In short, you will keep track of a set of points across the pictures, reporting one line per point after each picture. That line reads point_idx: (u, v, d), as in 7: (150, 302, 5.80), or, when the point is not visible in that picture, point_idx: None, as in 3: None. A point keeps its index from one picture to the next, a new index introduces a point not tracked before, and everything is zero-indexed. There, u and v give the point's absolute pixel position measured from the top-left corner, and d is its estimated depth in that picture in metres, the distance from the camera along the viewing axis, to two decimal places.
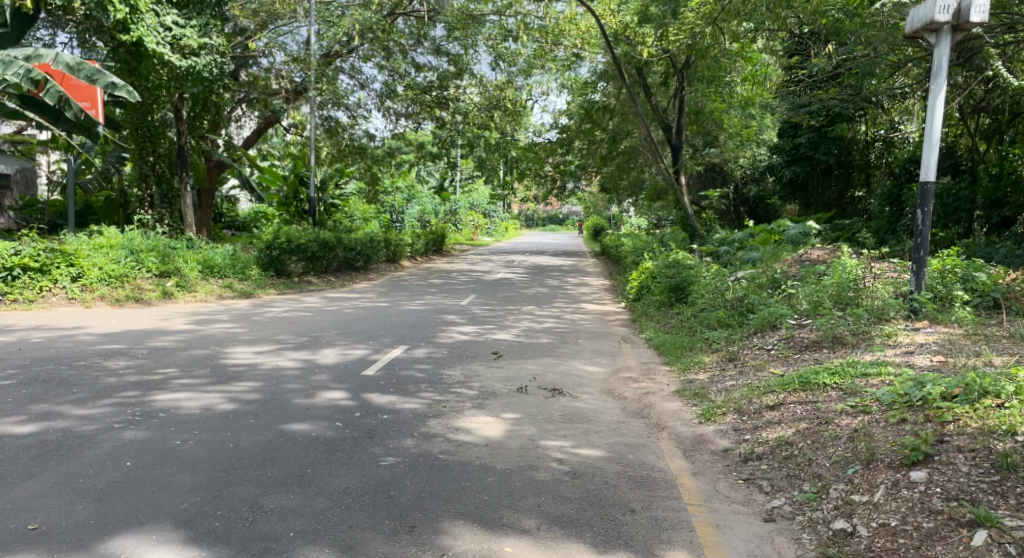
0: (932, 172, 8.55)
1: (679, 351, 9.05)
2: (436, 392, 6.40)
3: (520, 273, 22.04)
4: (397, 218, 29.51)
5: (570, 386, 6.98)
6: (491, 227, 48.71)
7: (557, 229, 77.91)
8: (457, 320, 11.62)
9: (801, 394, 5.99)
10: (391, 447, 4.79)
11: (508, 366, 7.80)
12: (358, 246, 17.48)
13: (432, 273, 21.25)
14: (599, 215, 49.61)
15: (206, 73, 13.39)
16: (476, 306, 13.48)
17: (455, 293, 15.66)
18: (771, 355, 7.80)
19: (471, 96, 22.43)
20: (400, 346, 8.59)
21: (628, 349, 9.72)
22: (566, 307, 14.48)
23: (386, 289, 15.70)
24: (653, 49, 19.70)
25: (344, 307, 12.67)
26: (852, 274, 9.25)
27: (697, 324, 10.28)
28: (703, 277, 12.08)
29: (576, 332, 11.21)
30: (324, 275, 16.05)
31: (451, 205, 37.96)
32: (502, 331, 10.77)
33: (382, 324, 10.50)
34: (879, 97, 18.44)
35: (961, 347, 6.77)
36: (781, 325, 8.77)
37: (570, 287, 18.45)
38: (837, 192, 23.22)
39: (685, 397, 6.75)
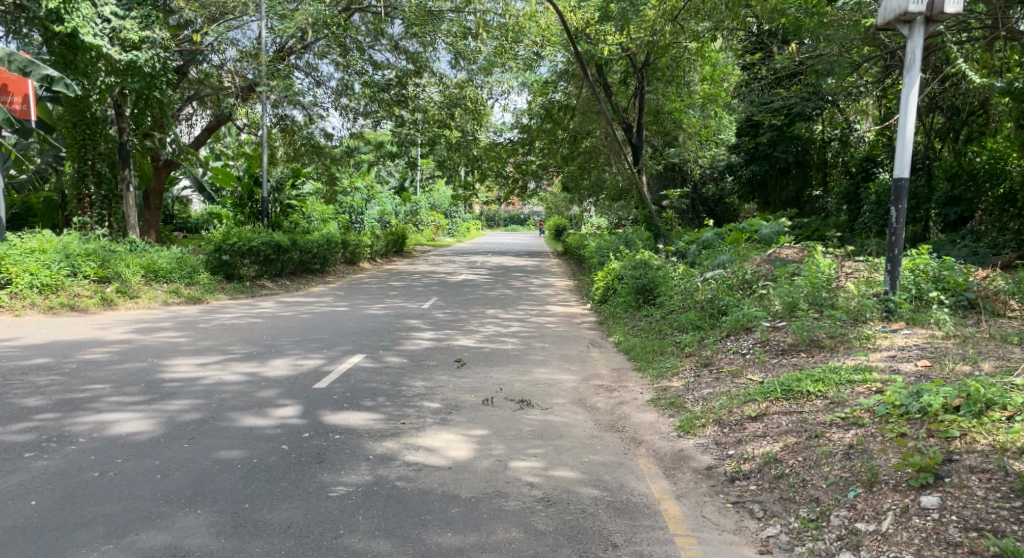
0: (905, 169, 8.28)
1: (650, 357, 8.68)
2: (394, 406, 5.89)
3: (483, 274, 21.57)
4: (356, 219, 28.85)
5: (540, 396, 6.54)
6: (452, 228, 48.20)
7: (518, 229, 77.76)
8: (419, 324, 11.12)
9: (784, 404, 5.64)
10: (341, 474, 4.28)
11: (473, 375, 7.32)
12: (314, 248, 16.84)
13: (392, 275, 20.67)
14: (561, 214, 49.46)
15: (149, 69, 12.68)
16: (438, 310, 12.98)
17: (417, 295, 15.14)
18: (747, 359, 7.46)
19: (431, 95, 21.94)
20: (358, 354, 8.06)
21: (597, 354, 9.32)
22: (530, 309, 14.07)
23: (344, 292, 15.13)
24: (614, 47, 19.40)
25: (300, 311, 12.06)
26: (826, 273, 8.91)
27: (667, 327, 9.93)
28: (672, 278, 11.80)
29: (543, 336, 10.78)
30: (279, 279, 15.39)
31: (411, 205, 37.37)
32: (466, 336, 10.29)
33: (339, 330, 9.95)
34: (836, 95, 18.54)
35: (943, 350, 6.50)
36: (755, 328, 8.45)
37: (534, 289, 18.07)
38: (794, 191, 22.98)
39: (661, 406, 6.35)
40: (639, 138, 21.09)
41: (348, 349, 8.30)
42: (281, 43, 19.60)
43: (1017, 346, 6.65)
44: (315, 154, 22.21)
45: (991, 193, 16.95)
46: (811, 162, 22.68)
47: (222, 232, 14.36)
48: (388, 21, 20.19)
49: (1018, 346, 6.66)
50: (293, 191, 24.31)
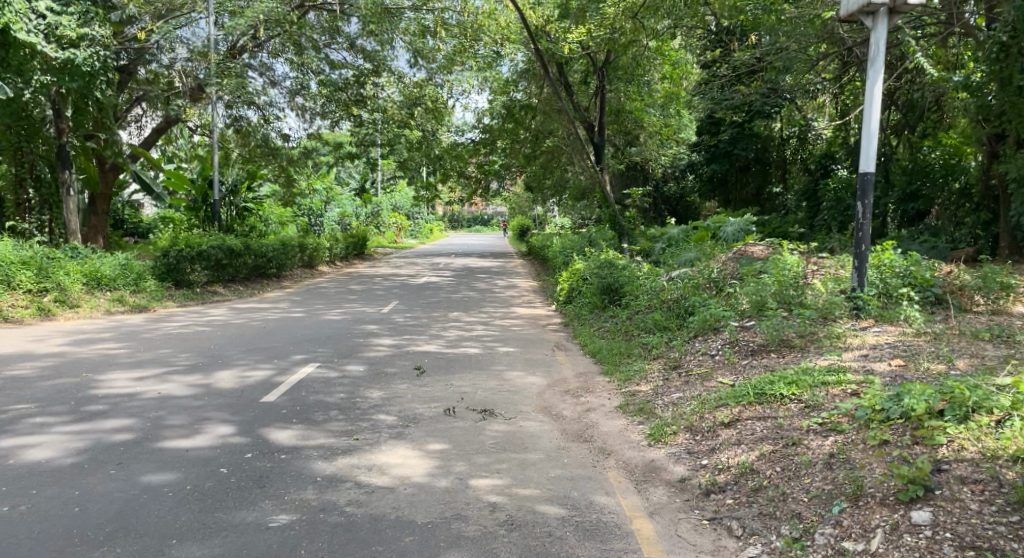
0: (871, 163, 8.12)
1: (616, 360, 8.41)
2: (348, 420, 5.50)
3: (446, 277, 21.19)
4: (315, 222, 28.28)
5: (503, 405, 6.21)
6: (415, 230, 47.74)
7: (482, 230, 77.54)
8: (377, 330, 10.71)
9: (758, 409, 5.40)
10: (284, 501, 3.90)
11: (434, 384, 6.96)
12: (269, 252, 16.31)
13: (352, 278, 20.18)
14: (525, 215, 49.30)
15: (87, 67, 12.16)
16: (399, 314, 12.59)
17: (377, 299, 14.72)
18: (716, 362, 7.23)
19: (391, 95, 21.67)
20: (312, 363, 7.64)
21: (563, 358, 9.04)
22: (494, 312, 13.74)
23: (300, 297, 14.64)
24: (574, 46, 19.20)
25: (253, 318, 11.56)
26: (793, 271, 8.73)
27: (633, 329, 9.70)
28: (637, 278, 11.60)
29: (507, 340, 10.47)
30: (233, 285, 14.85)
31: (371, 208, 36.84)
32: (427, 341, 9.92)
33: (294, 338, 9.53)
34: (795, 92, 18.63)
35: (916, 349, 6.32)
36: (724, 329, 8.24)
37: (497, 290, 17.78)
38: (755, 188, 22.98)
39: (630, 413, 6.08)
40: (602, 137, 20.91)
41: (302, 358, 7.89)
42: (232, 42, 19.02)
43: (989, 342, 6.51)
44: (270, 156, 21.66)
45: (949, 187, 17.18)
46: (771, 159, 22.76)
47: (170, 237, 13.82)
48: (344, 18, 19.74)
49: (989, 342, 6.53)
50: (250, 193, 23.69)
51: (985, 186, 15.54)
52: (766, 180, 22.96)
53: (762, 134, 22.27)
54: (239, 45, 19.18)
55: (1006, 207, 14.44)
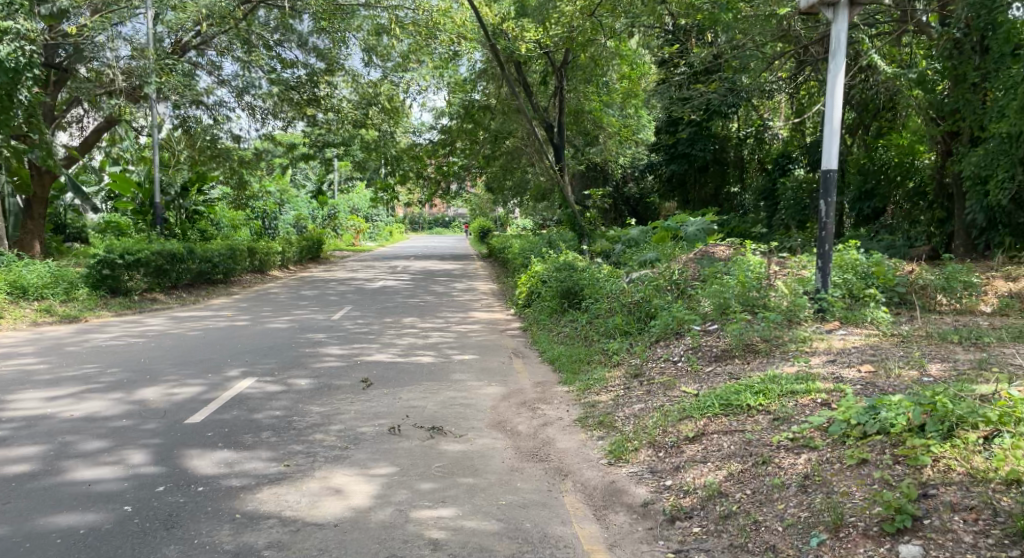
0: (834, 160, 7.87)
1: (575, 368, 8.04)
2: (280, 442, 5.03)
3: (404, 280, 20.68)
4: (269, 225, 27.58)
5: (453, 420, 5.77)
6: (375, 232, 47.06)
7: (443, 232, 77.06)
8: (325, 339, 10.21)
9: (723, 421, 5.07)
10: (192, 546, 3.51)
11: (381, 399, 6.50)
12: (215, 257, 15.67)
13: (305, 283, 19.56)
14: (486, 217, 48.93)
15: (10, 62, 11.40)
16: (350, 321, 12.07)
17: (329, 305, 14.17)
18: (679, 368, 6.89)
19: (346, 96, 21.11)
20: (249, 377, 7.13)
21: (519, 366, 8.64)
22: (451, 317, 13.29)
23: (247, 303, 14.03)
24: (531, 45, 18.87)
25: (193, 327, 10.97)
26: (756, 272, 8.45)
27: (593, 334, 9.36)
28: (597, 280, 11.28)
29: (463, 347, 10.04)
30: (175, 292, 14.20)
31: (328, 210, 36.15)
32: (377, 350, 9.45)
33: (235, 349, 9.00)
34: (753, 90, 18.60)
35: (884, 353, 6.04)
36: (686, 333, 7.92)
37: (455, 294, 17.33)
38: (713, 189, 22.90)
39: (588, 427, 5.71)
40: (561, 137, 20.58)
41: (240, 372, 7.37)
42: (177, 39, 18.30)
43: (958, 344, 6.26)
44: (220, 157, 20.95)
45: (903, 186, 17.22)
46: (729, 159, 22.69)
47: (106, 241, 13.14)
48: (296, 15, 19.06)
49: (958, 344, 6.28)
50: (199, 196, 22.90)
51: (940, 184, 15.43)
52: (724, 181, 22.89)
53: (720, 134, 22.19)
54: (183, 42, 18.40)
55: (961, 204, 14.33)
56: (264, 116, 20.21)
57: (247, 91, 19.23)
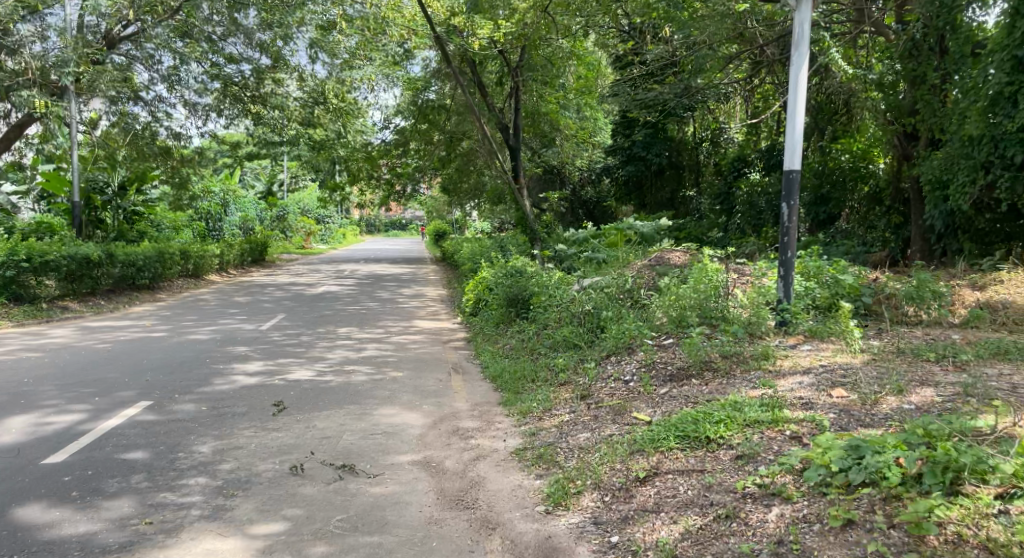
0: (797, 160, 7.24)
1: (517, 388, 7.31)
2: (152, 489, 4.27)
3: (349, 285, 19.74)
4: (213, 226, 26.40)
5: (369, 455, 5.02)
6: (326, 234, 45.84)
7: (399, 235, 75.75)
8: (249, 355, 9.41)
9: (680, 457, 4.40)
10: None
11: (290, 430, 5.71)
12: (139, 260, 14.95)
13: (242, 288, 18.58)
14: (443, 220, 47.96)
15: None
16: (280, 334, 11.25)
17: (260, 314, 13.30)
18: (630, 390, 6.17)
19: (292, 95, 19.72)
20: (142, 402, 6.36)
21: (457, 383, 7.87)
22: (391, 326, 12.50)
23: (172, 313, 13.12)
24: (486, 42, 18.01)
25: (102, 340, 10.09)
26: (714, 278, 7.77)
27: (540, 347, 8.62)
28: (548, 286, 10.59)
29: (399, 361, 9.27)
30: (92, 299, 13.62)
31: (277, 211, 34.97)
32: (302, 366, 8.66)
33: (142, 367, 8.18)
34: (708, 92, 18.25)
35: (855, 374, 5.39)
36: (641, 347, 7.21)
37: (401, 300, 16.51)
38: (669, 193, 22.41)
39: (526, 461, 4.99)
40: (515, 139, 19.82)
41: (135, 397, 6.55)
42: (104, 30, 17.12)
43: (935, 362, 5.67)
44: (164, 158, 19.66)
45: (858, 191, 16.88)
46: (684, 162, 22.24)
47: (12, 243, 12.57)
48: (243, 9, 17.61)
49: (934, 363, 5.66)
50: (137, 195, 21.69)
51: (896, 189, 15.13)
52: (679, 184, 22.43)
53: (675, 136, 22.02)
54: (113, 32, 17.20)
55: (918, 210, 13.99)
56: (203, 112, 19.09)
57: (182, 85, 17.98)
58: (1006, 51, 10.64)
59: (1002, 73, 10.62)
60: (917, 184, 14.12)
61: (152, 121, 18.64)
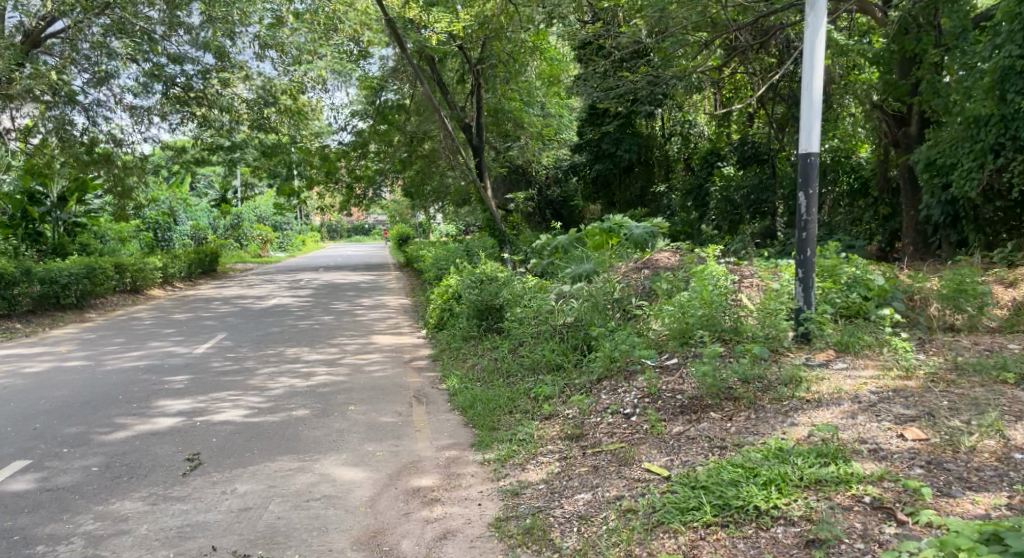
0: (815, 141, 6.04)
1: (491, 424, 6.18)
2: None
3: (305, 296, 18.42)
4: (163, 237, 24.88)
5: (301, 542, 4.00)
6: (286, 241, 44.16)
7: (362, 240, 74.02)
8: (178, 390, 8.30)
9: (724, 539, 3.28)
10: None
11: (200, 501, 4.71)
12: (63, 277, 14.69)
13: (186, 303, 17.29)
14: (408, 224, 46.46)
15: None
16: (220, 362, 10.14)
17: (201, 338, 12.16)
18: (631, 428, 5.02)
19: (242, 95, 18.40)
20: (22, 473, 5.44)
21: (419, 419, 6.69)
22: (348, 344, 11.33)
23: (101, 344, 11.95)
24: (443, 36, 16.78)
25: (11, 386, 8.99)
26: (720, 281, 6.55)
27: (516, 370, 7.53)
28: (522, 295, 9.46)
29: (353, 387, 8.13)
30: (9, 321, 13.47)
31: (232, 218, 33.37)
32: (235, 404, 7.48)
33: (38, 423, 6.97)
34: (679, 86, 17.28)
35: (924, 404, 4.23)
36: (643, 372, 5.93)
37: (359, 312, 15.25)
38: (638, 189, 21.34)
39: (510, 536, 3.88)
40: (479, 138, 18.48)
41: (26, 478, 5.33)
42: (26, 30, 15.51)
43: (1015, 386, 4.55)
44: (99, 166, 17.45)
45: (841, 183, 15.79)
46: (653, 158, 21.18)
47: None
48: (185, 6, 16.03)
49: (1013, 387, 4.54)
50: (78, 205, 19.66)
51: (883, 178, 14.11)
52: (649, 180, 21.35)
53: (643, 132, 20.88)
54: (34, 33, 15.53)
55: (910, 199, 12.96)
56: (144, 116, 17.58)
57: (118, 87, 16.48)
58: (1018, 20, 9.62)
59: (1013, 45, 9.62)
60: (908, 171, 13.02)
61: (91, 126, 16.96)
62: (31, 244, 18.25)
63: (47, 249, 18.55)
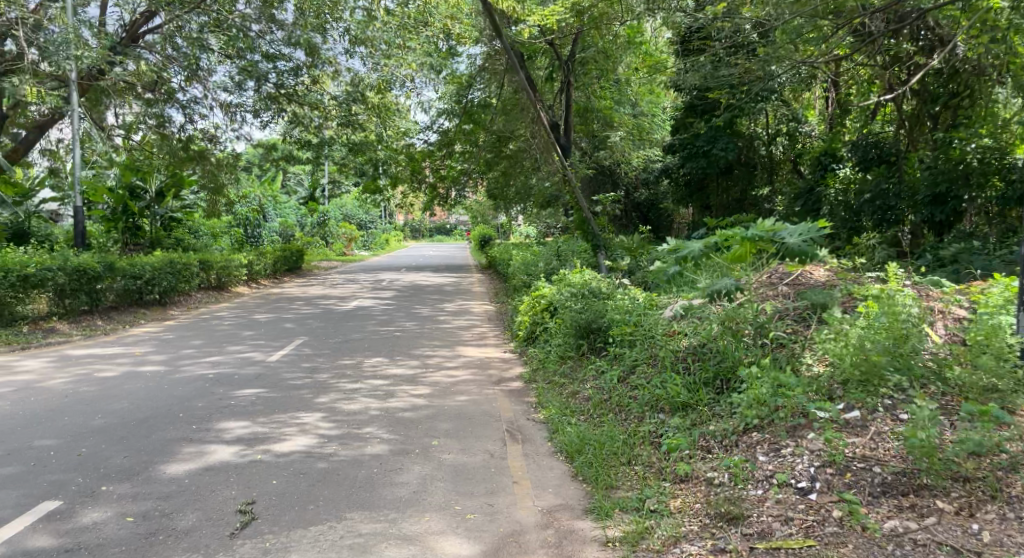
0: None
1: (610, 480, 4.95)
2: None
3: (388, 298, 17.57)
4: (252, 233, 24.62)
5: None
6: (369, 240, 43.94)
7: (445, 240, 74.02)
8: (243, 408, 7.37)
9: None
10: None
11: None
12: (145, 272, 14.18)
13: (268, 302, 16.68)
14: (489, 225, 45.56)
15: None
16: (293, 374, 9.21)
17: (275, 344, 11.31)
18: (812, 517, 3.85)
19: (331, 94, 17.79)
20: (48, 522, 4.61)
21: (516, 464, 5.51)
22: (432, 356, 10.27)
23: (177, 346, 11.25)
24: (535, 29, 15.61)
25: (73, 398, 8.25)
26: (911, 308, 5.05)
27: (629, 406, 6.21)
28: (630, 312, 8.11)
29: (436, 413, 7.03)
30: (88, 318, 12.95)
31: (320, 216, 33.09)
32: (303, 430, 6.48)
33: (83, 448, 6.06)
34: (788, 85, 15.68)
35: None
36: (815, 429, 4.54)
37: (443, 318, 14.23)
38: (739, 192, 19.45)
39: None
40: (563, 141, 17.57)
41: (49, 539, 4.39)
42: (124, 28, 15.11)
43: None
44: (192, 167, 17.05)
45: None
46: (756, 159, 19.23)
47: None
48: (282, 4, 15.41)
49: None
50: (174, 200, 19.12)
51: None
52: (751, 182, 19.36)
53: (744, 132, 18.88)
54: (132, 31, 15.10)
55: None
56: (237, 113, 17.13)
57: (213, 84, 16.04)
58: None
59: None
60: None
61: (188, 124, 16.56)
62: (129, 238, 17.78)
63: (144, 245, 18.05)
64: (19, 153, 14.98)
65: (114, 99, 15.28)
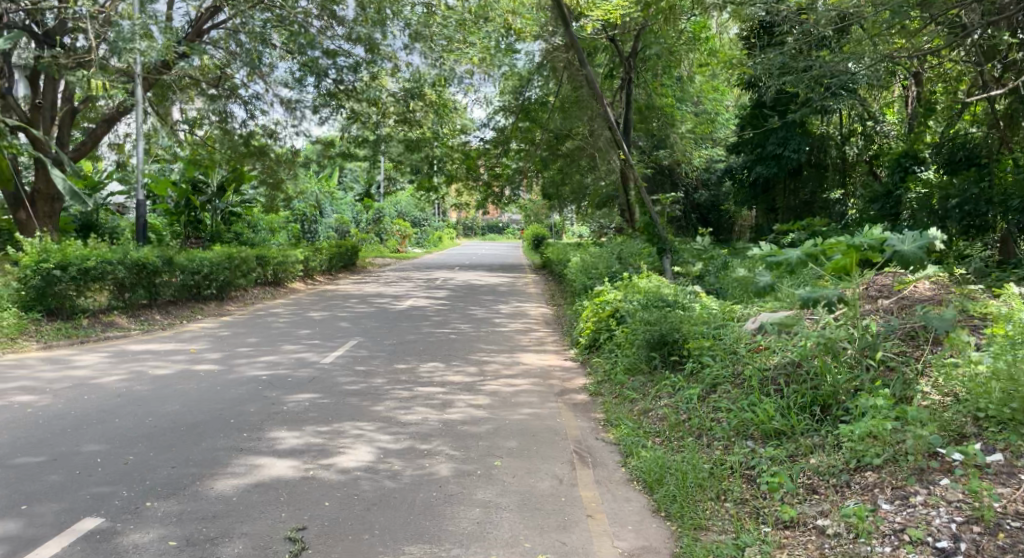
0: None
1: (700, 519, 4.40)
2: None
3: (442, 297, 17.19)
4: (308, 229, 24.59)
5: None
6: (422, 237, 43.87)
7: (497, 238, 73.78)
8: (296, 414, 7.00)
9: None
10: None
11: None
12: (203, 267, 14.07)
13: (322, 299, 16.47)
14: (543, 224, 45.02)
15: None
16: (348, 377, 8.84)
17: (330, 344, 10.98)
18: None
19: (390, 90, 17.45)
20: (87, 541, 4.26)
21: (587, 492, 4.96)
22: (490, 362, 9.79)
23: (232, 344, 11.02)
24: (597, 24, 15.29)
25: (126, 397, 8.01)
26: None
27: (712, 429, 5.59)
28: (705, 325, 7.45)
29: (498, 427, 6.54)
30: (146, 312, 12.85)
31: (375, 212, 32.99)
32: (359, 441, 6.07)
33: (131, 456, 5.75)
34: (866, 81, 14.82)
35: None
36: (951, 474, 3.96)
37: (500, 321, 13.75)
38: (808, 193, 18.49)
39: None
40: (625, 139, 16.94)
41: None
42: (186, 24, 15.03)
43: None
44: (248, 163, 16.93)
45: None
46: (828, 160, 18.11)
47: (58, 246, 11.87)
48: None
49: None
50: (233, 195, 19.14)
51: None
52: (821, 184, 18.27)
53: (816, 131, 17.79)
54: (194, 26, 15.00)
55: None
56: (297, 109, 16.98)
57: (273, 80, 15.89)
58: None
59: None
60: None
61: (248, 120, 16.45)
62: (191, 231, 17.99)
63: (203, 238, 18.15)
64: (85, 148, 15.02)
65: (177, 94, 15.24)
